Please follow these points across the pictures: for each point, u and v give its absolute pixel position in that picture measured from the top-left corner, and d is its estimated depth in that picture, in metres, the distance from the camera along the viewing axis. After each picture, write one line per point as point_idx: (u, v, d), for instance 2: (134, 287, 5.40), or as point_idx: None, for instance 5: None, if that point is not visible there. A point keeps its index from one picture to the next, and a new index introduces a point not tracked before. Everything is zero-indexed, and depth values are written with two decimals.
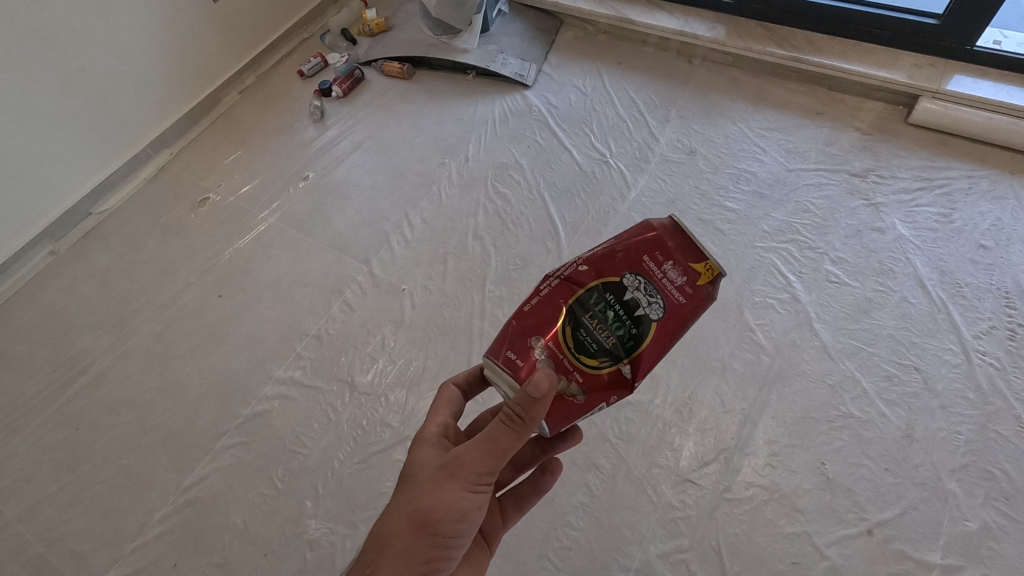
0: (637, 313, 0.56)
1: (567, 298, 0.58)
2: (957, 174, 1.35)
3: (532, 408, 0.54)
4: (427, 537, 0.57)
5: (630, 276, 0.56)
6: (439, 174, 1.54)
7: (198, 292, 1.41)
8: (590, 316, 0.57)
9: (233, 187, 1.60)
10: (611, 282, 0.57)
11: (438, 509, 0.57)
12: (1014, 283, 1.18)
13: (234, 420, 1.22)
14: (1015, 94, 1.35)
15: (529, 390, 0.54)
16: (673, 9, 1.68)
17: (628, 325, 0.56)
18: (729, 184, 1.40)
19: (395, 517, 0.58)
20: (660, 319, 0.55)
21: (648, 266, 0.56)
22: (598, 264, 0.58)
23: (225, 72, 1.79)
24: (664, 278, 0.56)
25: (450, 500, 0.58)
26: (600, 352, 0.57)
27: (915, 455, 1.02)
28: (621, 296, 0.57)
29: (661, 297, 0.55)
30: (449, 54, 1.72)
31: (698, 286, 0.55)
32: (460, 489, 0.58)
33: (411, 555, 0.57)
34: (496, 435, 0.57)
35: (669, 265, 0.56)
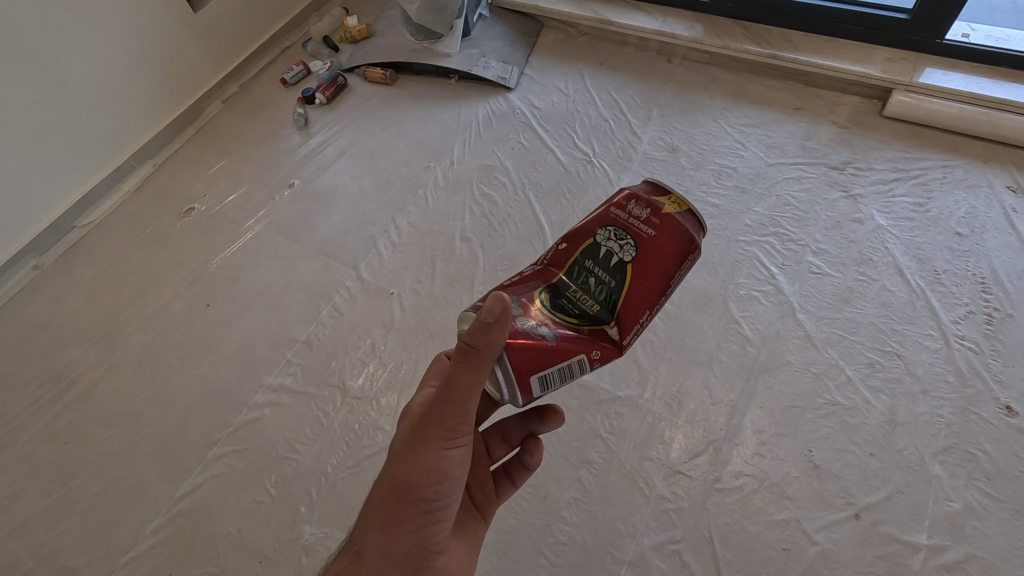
0: (613, 261, 0.62)
1: (550, 277, 0.66)
2: (932, 165, 1.38)
3: (487, 337, 0.56)
4: (409, 505, 0.59)
5: (602, 231, 0.64)
6: (425, 178, 1.55)
7: (186, 302, 1.41)
8: (571, 286, 0.64)
9: (219, 197, 1.60)
10: (588, 246, 0.64)
11: (414, 475, 0.58)
12: (989, 268, 1.21)
13: (226, 429, 1.22)
14: (986, 85, 1.39)
15: (482, 318, 0.55)
16: (651, 10, 1.71)
17: (606, 282, 0.62)
18: (711, 180, 1.43)
19: (376, 491, 0.60)
20: (634, 259, 0.61)
21: (618, 216, 0.63)
22: (574, 237, 0.65)
23: (208, 82, 1.78)
24: (632, 219, 0.63)
25: (424, 463, 0.59)
26: (583, 316, 0.62)
27: (899, 439, 1.05)
28: (597, 252, 0.63)
29: (632, 237, 0.62)
30: (432, 59, 1.73)
31: (664, 217, 0.62)
32: (435, 450, 0.59)
33: (395, 526, 0.58)
34: (454, 376, 0.58)
35: (634, 207, 0.63)
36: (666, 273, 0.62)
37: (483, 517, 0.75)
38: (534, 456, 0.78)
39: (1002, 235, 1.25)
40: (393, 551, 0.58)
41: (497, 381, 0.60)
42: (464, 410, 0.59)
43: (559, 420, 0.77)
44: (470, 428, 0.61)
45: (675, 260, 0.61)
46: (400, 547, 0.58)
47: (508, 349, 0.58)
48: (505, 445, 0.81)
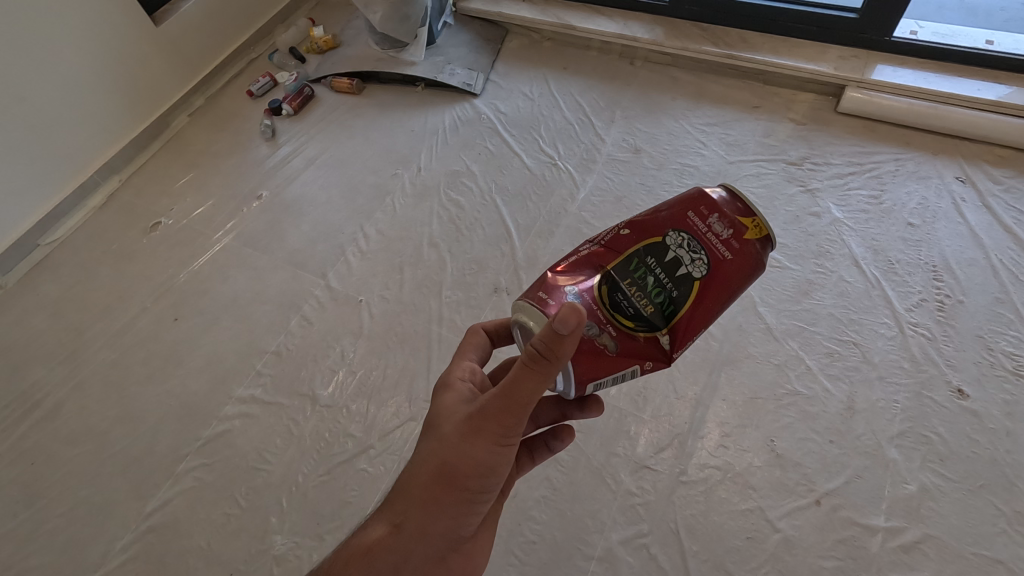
0: (680, 273, 0.54)
1: (604, 262, 0.57)
2: (886, 158, 1.42)
3: (558, 348, 0.50)
4: (453, 492, 0.59)
5: (673, 234, 0.55)
6: (393, 185, 1.55)
7: (153, 317, 1.40)
8: (627, 279, 0.55)
9: (187, 210, 1.59)
10: (652, 243, 0.56)
11: (465, 467, 0.58)
12: (941, 256, 1.25)
13: (196, 442, 1.21)
14: (934, 80, 1.43)
15: (555, 327, 0.49)
16: (612, 14, 1.74)
17: (668, 289, 0.54)
18: (674, 179, 1.45)
19: (422, 469, 0.60)
20: (704, 277, 0.54)
21: (693, 223, 0.55)
22: (640, 227, 0.57)
23: (173, 95, 1.78)
24: (709, 234, 0.54)
25: (476, 457, 0.58)
26: (637, 319, 0.55)
27: (857, 425, 1.07)
28: (662, 254, 0.55)
29: (706, 253, 0.54)
30: (398, 68, 1.75)
31: (744, 241, 0.54)
32: (486, 446, 0.58)
33: (437, 508, 0.59)
34: (519, 379, 0.54)
35: (714, 220, 0.55)
36: (733, 297, 0.55)
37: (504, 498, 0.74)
38: (562, 441, 0.75)
39: (952, 224, 1.29)
40: (430, 531, 0.60)
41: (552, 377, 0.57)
42: (523, 415, 0.57)
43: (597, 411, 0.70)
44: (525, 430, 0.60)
45: (744, 286, 0.55)
46: (439, 527, 0.60)
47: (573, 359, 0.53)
48: (531, 424, 0.77)
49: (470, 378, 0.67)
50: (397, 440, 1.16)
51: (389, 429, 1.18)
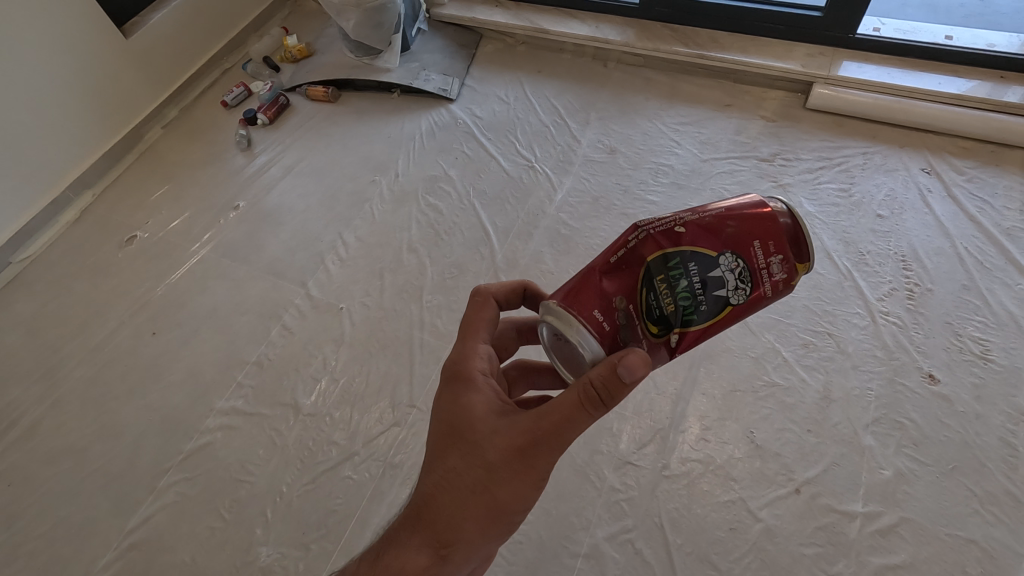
0: (718, 294, 0.51)
1: (648, 254, 0.53)
2: (854, 152, 1.46)
3: (620, 396, 0.53)
4: (500, 520, 0.62)
5: (729, 256, 0.50)
6: (371, 192, 1.56)
7: (131, 331, 1.38)
8: (663, 277, 0.52)
9: (163, 223, 1.58)
10: (704, 254, 0.51)
11: (512, 499, 0.61)
12: (909, 246, 1.28)
13: (177, 457, 1.20)
14: (897, 75, 1.47)
15: (620, 373, 0.51)
16: (585, 17, 1.76)
17: (699, 302, 0.51)
18: (649, 178, 1.47)
19: (469, 501, 0.61)
20: (738, 306, 0.51)
21: (754, 252, 0.50)
22: (699, 230, 0.51)
23: (145, 108, 1.76)
24: (765, 270, 0.50)
25: (521, 487, 0.61)
26: (658, 318, 0.53)
27: (833, 414, 1.10)
28: (709, 268, 0.51)
29: (751, 286, 0.51)
30: (373, 75, 1.75)
31: (790, 287, 0.51)
32: (535, 479, 0.61)
33: (484, 536, 0.62)
34: (573, 419, 0.57)
35: (776, 259, 0.50)
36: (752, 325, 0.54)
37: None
38: None
39: (919, 215, 1.33)
40: (473, 550, 0.63)
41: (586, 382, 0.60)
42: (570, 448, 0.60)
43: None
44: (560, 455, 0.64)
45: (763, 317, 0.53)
46: (482, 549, 0.63)
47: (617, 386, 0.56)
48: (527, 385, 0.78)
49: (491, 373, 0.66)
50: (381, 446, 1.16)
51: (373, 435, 1.18)
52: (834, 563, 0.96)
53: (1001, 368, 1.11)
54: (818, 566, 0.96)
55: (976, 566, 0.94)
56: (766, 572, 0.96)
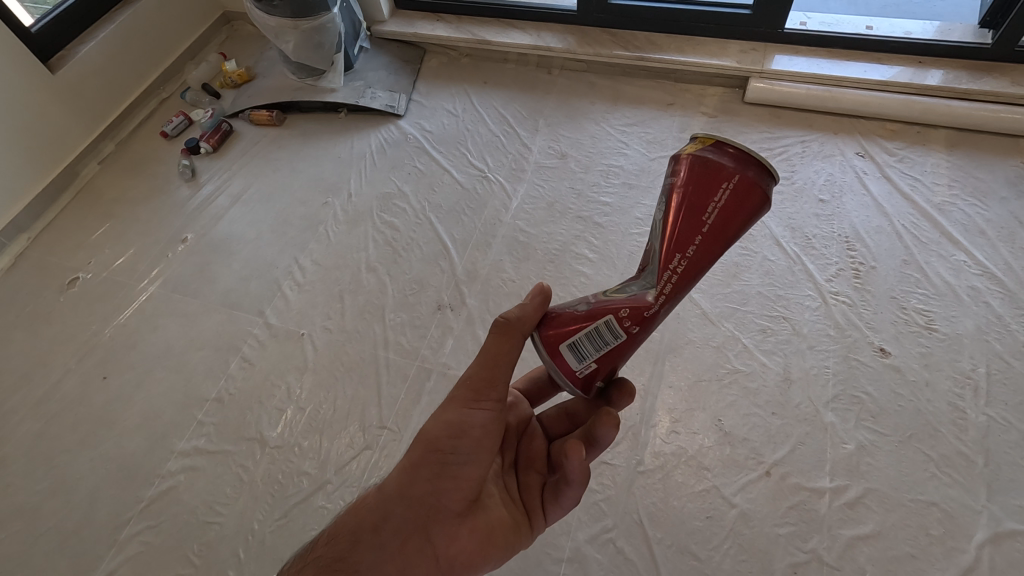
0: (652, 224, 0.60)
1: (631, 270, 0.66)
2: (793, 141, 1.52)
3: (518, 309, 0.65)
4: (428, 452, 0.65)
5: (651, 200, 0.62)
6: (324, 214, 1.53)
7: (80, 378, 1.32)
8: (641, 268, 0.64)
9: (106, 262, 1.51)
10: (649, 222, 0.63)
11: (437, 425, 0.66)
12: (851, 227, 1.34)
13: (138, 505, 1.15)
14: (825, 66, 1.54)
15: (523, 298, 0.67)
16: (525, 27, 1.78)
17: (650, 247, 0.61)
18: (601, 180, 1.50)
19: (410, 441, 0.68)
20: (663, 212, 0.59)
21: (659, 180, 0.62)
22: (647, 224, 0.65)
23: (80, 144, 1.69)
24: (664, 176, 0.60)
25: (446, 418, 0.66)
26: (632, 285, 0.62)
27: (795, 395, 1.13)
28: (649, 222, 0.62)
29: (662, 191, 0.59)
30: (317, 96, 1.73)
31: (684, 156, 0.57)
32: (459, 407, 0.66)
33: (414, 470, 0.65)
34: (488, 345, 0.66)
35: (668, 164, 0.60)
36: (697, 211, 0.56)
37: (532, 532, 0.71)
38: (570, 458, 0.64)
39: (857, 197, 1.39)
40: (409, 492, 0.64)
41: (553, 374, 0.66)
42: (491, 373, 0.66)
43: (582, 450, 0.64)
44: (498, 399, 0.67)
45: (704, 196, 0.55)
46: (413, 491, 0.64)
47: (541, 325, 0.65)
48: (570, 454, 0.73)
49: None
50: (354, 472, 1.14)
51: (345, 461, 1.15)
52: (808, 540, 0.99)
53: (944, 335, 1.17)
54: (793, 544, 0.99)
55: (938, 528, 0.98)
56: (745, 557, 0.98)
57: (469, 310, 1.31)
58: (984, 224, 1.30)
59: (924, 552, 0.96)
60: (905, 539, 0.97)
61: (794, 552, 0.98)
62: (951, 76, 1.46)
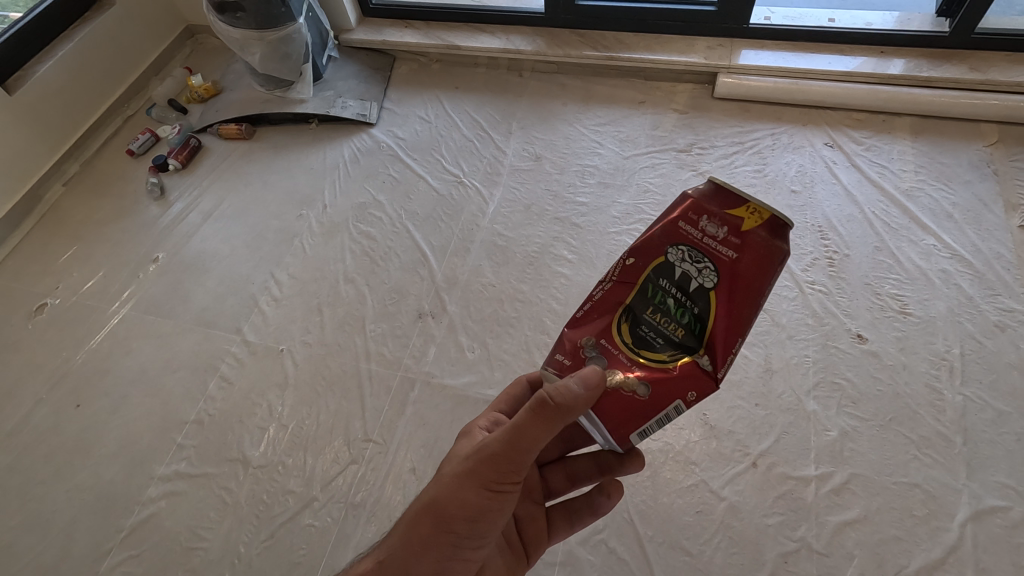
0: (693, 288, 0.56)
1: (623, 297, 0.60)
2: (763, 134, 1.54)
3: (567, 396, 0.56)
4: (441, 531, 0.61)
5: (672, 249, 0.56)
6: (299, 226, 1.51)
7: (51, 408, 1.28)
8: (648, 308, 0.58)
9: (75, 286, 1.47)
10: (659, 264, 0.58)
11: (453, 503, 0.61)
12: (824, 217, 1.36)
13: (119, 534, 1.11)
14: (791, 59, 1.57)
15: (575, 383, 0.56)
16: (494, 30, 1.78)
17: (688, 306, 0.56)
18: (577, 180, 1.50)
19: (415, 507, 0.63)
20: (715, 283, 0.54)
21: (688, 231, 0.55)
22: (641, 251, 0.58)
23: (42, 166, 1.65)
24: (706, 237, 0.54)
25: (465, 497, 0.61)
26: (667, 344, 0.57)
27: (777, 385, 1.14)
28: (671, 273, 0.57)
29: (711, 259, 0.54)
30: (287, 107, 1.70)
31: (741, 233, 0.53)
32: (479, 488, 0.61)
33: (422, 547, 0.61)
34: (522, 427, 0.59)
35: (707, 223, 0.54)
36: (761, 296, 0.53)
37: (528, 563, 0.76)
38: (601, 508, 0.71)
39: (828, 186, 1.41)
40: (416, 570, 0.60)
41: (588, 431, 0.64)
42: (519, 459, 0.61)
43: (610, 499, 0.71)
44: (521, 481, 0.63)
45: (771, 282, 0.53)
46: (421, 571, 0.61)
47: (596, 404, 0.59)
48: (567, 482, 0.80)
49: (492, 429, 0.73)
50: (341, 487, 1.12)
51: (331, 477, 1.13)
52: (797, 528, 1.00)
53: (918, 319, 1.19)
54: (783, 534, 0.99)
55: (922, 509, 0.99)
56: (736, 549, 0.99)
57: (450, 316, 1.30)
58: (950, 208, 1.33)
59: (910, 534, 0.97)
60: (890, 521, 0.99)
61: (784, 541, 0.99)
62: (913, 64, 1.49)
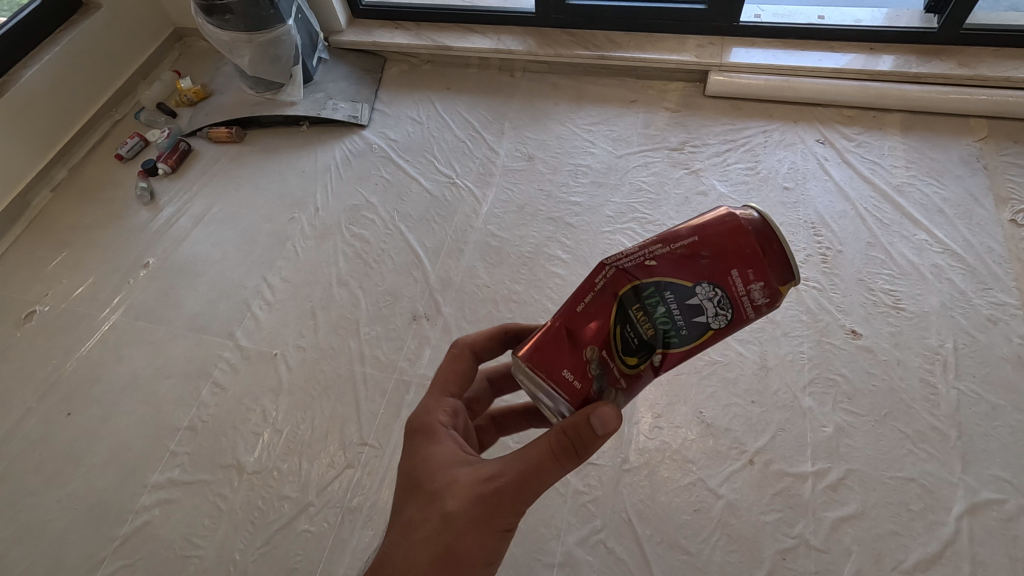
0: (698, 321, 0.47)
1: (620, 289, 0.49)
2: (755, 131, 1.54)
3: (593, 443, 0.51)
4: None
5: (705, 285, 0.46)
6: (291, 230, 1.50)
7: (42, 416, 1.26)
8: (641, 309, 0.48)
9: (64, 293, 1.45)
10: (676, 282, 0.47)
11: (470, 550, 0.55)
12: (816, 213, 1.36)
13: (112, 544, 1.10)
14: (781, 56, 1.57)
15: (594, 424, 0.50)
16: (485, 30, 1.78)
17: (680, 328, 0.48)
18: (570, 180, 1.50)
19: (420, 556, 0.55)
20: (721, 328, 0.47)
21: (732, 280, 0.45)
22: (669, 261, 0.47)
23: (29, 172, 1.63)
24: (744, 296, 0.45)
25: (484, 543, 0.55)
26: (642, 351, 0.50)
27: (772, 382, 1.14)
28: (683, 296, 0.47)
29: (733, 313, 0.46)
30: (277, 109, 1.69)
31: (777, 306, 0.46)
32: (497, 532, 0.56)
33: None
34: (543, 469, 0.54)
35: (756, 284, 0.45)
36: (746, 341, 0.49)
37: None
38: None
39: (820, 183, 1.41)
40: None
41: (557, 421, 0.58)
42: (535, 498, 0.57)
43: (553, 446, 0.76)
44: None
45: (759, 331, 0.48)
46: None
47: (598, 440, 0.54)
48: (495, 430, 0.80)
49: (452, 423, 0.63)
50: (337, 492, 1.11)
51: (327, 482, 1.13)
52: (795, 525, 1.00)
53: (911, 314, 1.19)
54: (781, 530, 0.99)
55: (919, 503, 0.99)
56: (735, 547, 0.99)
57: (445, 318, 1.30)
58: (942, 203, 1.34)
59: (906, 528, 0.98)
60: (887, 516, 0.99)
61: (782, 538, 0.99)
62: (902, 61, 1.50)
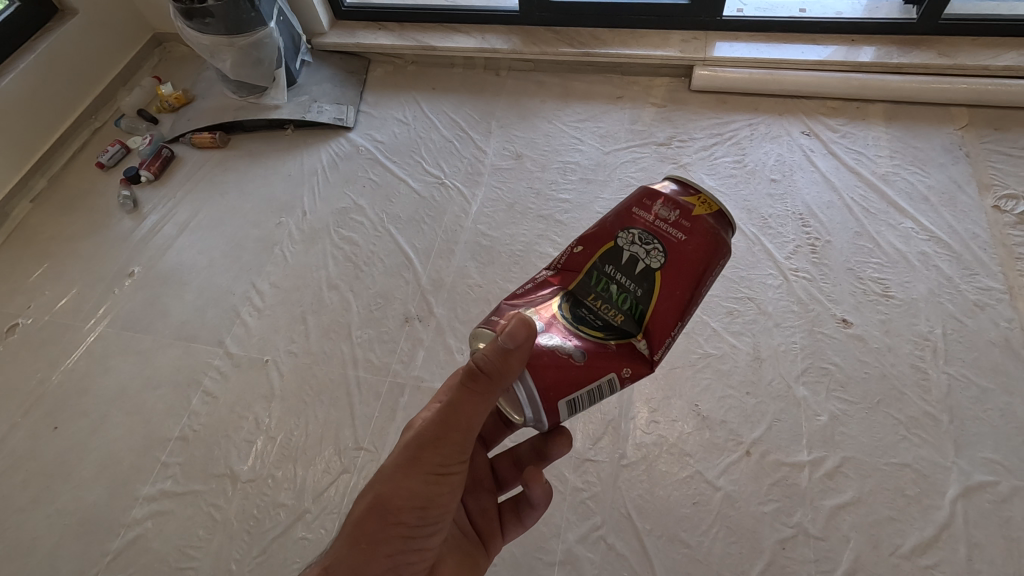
0: (640, 267, 0.60)
1: (568, 284, 0.64)
2: (740, 125, 1.55)
3: (504, 362, 0.56)
4: (388, 526, 0.59)
5: (625, 234, 0.62)
6: (279, 234, 1.48)
7: (27, 431, 1.23)
8: (591, 294, 0.63)
9: (47, 305, 1.42)
10: (608, 250, 0.62)
11: (399, 492, 0.60)
12: (804, 204, 1.37)
13: (103, 559, 1.08)
14: (764, 50, 1.59)
15: (503, 342, 0.56)
16: (469, 30, 1.77)
17: (631, 290, 0.60)
18: (559, 177, 1.50)
19: (358, 506, 0.61)
20: (662, 264, 0.59)
21: (642, 216, 0.61)
22: (591, 240, 0.64)
23: (7, 183, 1.60)
24: (659, 221, 0.60)
25: (412, 487, 0.60)
26: (606, 327, 0.61)
27: (766, 372, 1.15)
28: (619, 257, 0.62)
29: (660, 242, 0.60)
30: (261, 114, 1.67)
31: (694, 219, 0.59)
32: (424, 475, 0.61)
33: (371, 548, 0.58)
34: (458, 402, 0.60)
35: (660, 208, 0.61)
36: (698, 280, 0.59)
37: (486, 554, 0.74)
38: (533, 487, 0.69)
39: (807, 174, 1.43)
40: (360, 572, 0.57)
41: (520, 405, 0.60)
42: (462, 437, 0.62)
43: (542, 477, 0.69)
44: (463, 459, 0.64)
45: (711, 272, 0.60)
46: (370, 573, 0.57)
47: (528, 371, 0.57)
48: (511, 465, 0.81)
49: None
50: (333, 498, 1.10)
51: (323, 488, 1.11)
52: (793, 514, 1.00)
53: (900, 301, 1.21)
54: (779, 520, 1.00)
55: (914, 488, 1.00)
56: (734, 538, 0.99)
57: (437, 319, 1.29)
58: (926, 191, 1.36)
59: (903, 514, 0.98)
60: (884, 502, 1.00)
61: (781, 528, 0.99)
62: (883, 52, 1.52)
